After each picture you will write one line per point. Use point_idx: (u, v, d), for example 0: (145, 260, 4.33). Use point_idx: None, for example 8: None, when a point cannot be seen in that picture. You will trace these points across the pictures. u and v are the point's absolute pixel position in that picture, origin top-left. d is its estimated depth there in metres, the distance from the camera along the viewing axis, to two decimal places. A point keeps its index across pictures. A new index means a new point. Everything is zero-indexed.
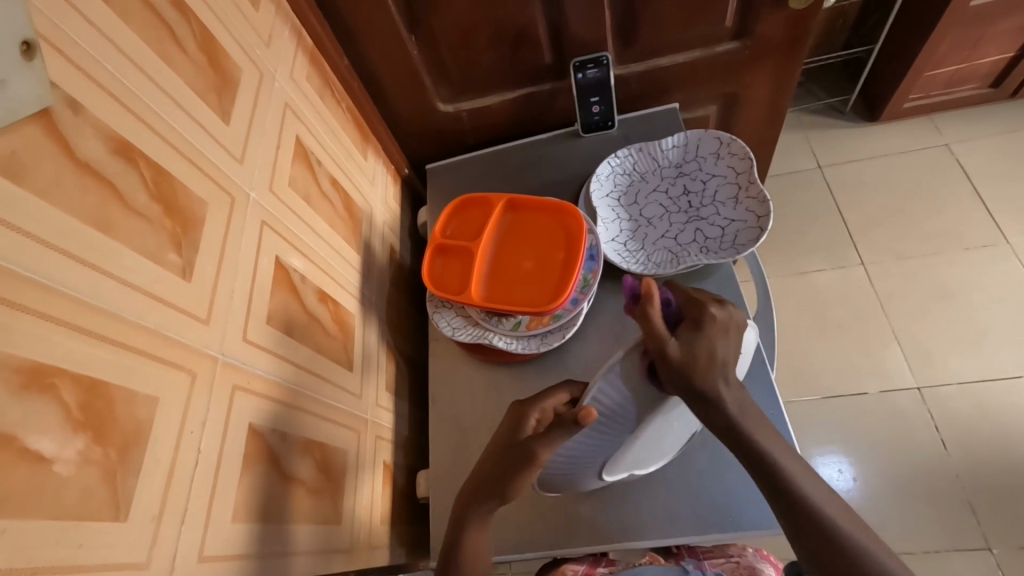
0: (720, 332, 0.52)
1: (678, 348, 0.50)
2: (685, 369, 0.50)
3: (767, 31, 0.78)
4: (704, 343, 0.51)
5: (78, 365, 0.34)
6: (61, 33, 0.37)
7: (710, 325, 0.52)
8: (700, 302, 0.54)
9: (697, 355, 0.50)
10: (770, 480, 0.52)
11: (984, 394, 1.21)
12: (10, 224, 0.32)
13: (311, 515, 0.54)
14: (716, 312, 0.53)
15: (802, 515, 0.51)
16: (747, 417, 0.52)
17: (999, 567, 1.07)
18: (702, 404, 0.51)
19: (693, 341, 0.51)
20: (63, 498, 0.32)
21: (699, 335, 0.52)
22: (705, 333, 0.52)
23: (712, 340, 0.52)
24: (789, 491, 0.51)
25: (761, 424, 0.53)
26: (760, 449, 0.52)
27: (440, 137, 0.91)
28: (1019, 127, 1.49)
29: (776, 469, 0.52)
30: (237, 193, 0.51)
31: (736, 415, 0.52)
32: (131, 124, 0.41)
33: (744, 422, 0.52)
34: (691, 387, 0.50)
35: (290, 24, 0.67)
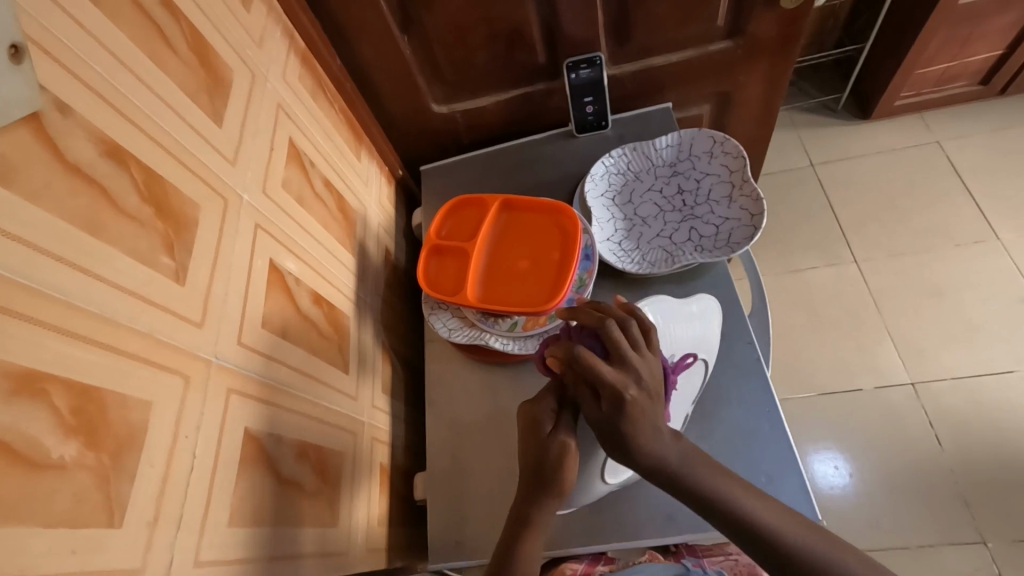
0: (644, 408, 0.52)
1: (600, 425, 0.53)
2: (609, 443, 0.53)
3: (759, 31, 0.79)
4: (630, 422, 0.52)
5: (69, 370, 0.34)
6: (50, 35, 0.37)
7: (629, 405, 0.52)
8: (611, 380, 0.52)
9: (622, 434, 0.52)
10: (725, 517, 0.51)
11: (978, 389, 1.22)
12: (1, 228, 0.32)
13: (306, 518, 0.54)
14: (631, 393, 0.52)
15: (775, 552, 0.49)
16: (690, 462, 0.53)
17: (995, 560, 1.07)
18: (635, 463, 0.53)
19: (618, 420, 0.52)
20: (55, 505, 0.32)
21: (623, 418, 0.52)
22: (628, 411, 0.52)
23: (638, 417, 0.52)
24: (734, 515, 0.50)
25: (707, 465, 0.53)
26: (709, 492, 0.51)
27: (434, 137, 0.91)
28: (1009, 124, 1.50)
29: (711, 496, 0.51)
30: (229, 195, 0.51)
31: (678, 466, 0.52)
32: (121, 126, 0.41)
33: (686, 470, 0.52)
34: (623, 454, 0.53)
35: (282, 25, 0.67)
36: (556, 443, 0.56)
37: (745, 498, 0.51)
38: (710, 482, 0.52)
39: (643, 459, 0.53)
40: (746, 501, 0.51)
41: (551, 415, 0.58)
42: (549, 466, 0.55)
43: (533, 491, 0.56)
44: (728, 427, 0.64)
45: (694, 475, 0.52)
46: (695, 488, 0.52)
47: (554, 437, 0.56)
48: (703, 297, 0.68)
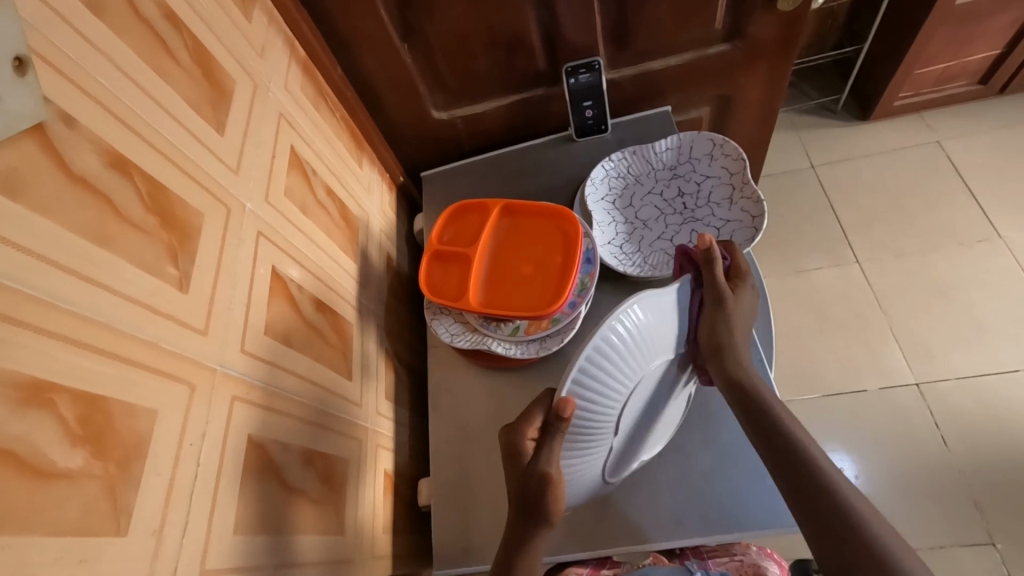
0: (750, 302, 0.64)
1: (726, 294, 0.61)
2: (732, 311, 0.60)
3: (758, 34, 0.79)
4: (745, 305, 0.63)
5: (75, 381, 0.34)
6: (55, 48, 0.37)
7: (749, 289, 0.64)
8: (744, 269, 0.65)
9: (740, 305, 0.62)
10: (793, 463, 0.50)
11: (984, 389, 1.22)
12: (9, 240, 0.32)
13: (312, 527, 0.54)
14: (750, 281, 0.64)
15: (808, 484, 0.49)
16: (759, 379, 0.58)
17: (1005, 561, 1.07)
18: (729, 360, 0.58)
19: (740, 296, 0.62)
20: (64, 514, 0.32)
21: (743, 296, 0.63)
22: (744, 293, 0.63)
23: (749, 302, 0.63)
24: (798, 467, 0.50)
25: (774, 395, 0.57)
26: (770, 413, 0.54)
27: (435, 144, 0.92)
28: (1010, 123, 1.50)
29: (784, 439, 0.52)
30: (232, 204, 0.51)
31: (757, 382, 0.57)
32: (126, 137, 0.41)
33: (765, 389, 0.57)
34: (730, 335, 0.59)
35: (283, 35, 0.67)
36: (536, 470, 0.51)
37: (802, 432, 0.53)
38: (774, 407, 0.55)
39: (729, 353, 0.59)
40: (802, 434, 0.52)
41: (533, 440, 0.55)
42: (536, 495, 0.52)
43: (526, 515, 0.53)
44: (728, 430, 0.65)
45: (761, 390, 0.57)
46: (759, 408, 0.55)
47: (536, 465, 0.52)
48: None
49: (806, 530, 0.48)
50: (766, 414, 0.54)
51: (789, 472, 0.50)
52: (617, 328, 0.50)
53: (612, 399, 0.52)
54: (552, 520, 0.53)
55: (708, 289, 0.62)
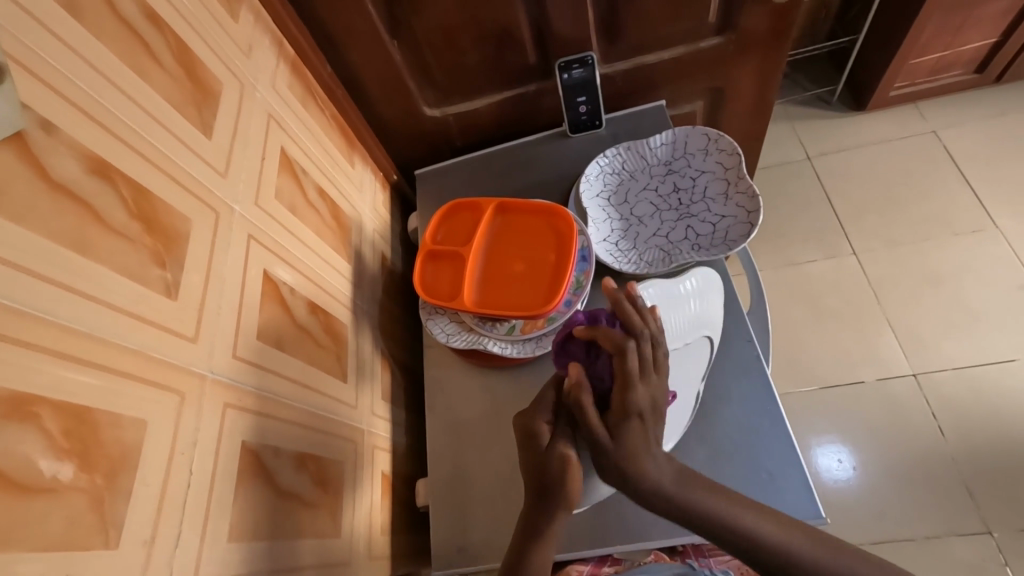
0: (646, 429, 0.53)
1: (603, 441, 0.53)
2: (612, 462, 0.52)
3: (749, 26, 0.78)
4: (635, 436, 0.53)
5: (60, 391, 0.34)
6: (31, 54, 0.36)
7: (636, 418, 0.53)
8: (625, 388, 0.53)
9: (627, 449, 0.52)
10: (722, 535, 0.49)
11: (979, 378, 1.22)
12: None
13: (306, 529, 0.53)
14: (638, 399, 0.53)
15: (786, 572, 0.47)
16: (686, 488, 0.51)
17: (1001, 551, 1.07)
18: (631, 487, 0.52)
19: (624, 433, 0.53)
20: (49, 528, 0.32)
21: (630, 431, 0.53)
22: (630, 426, 0.53)
23: (643, 430, 0.53)
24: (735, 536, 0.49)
25: (704, 489, 0.51)
26: (720, 519, 0.49)
27: (428, 141, 0.91)
28: (1005, 112, 1.50)
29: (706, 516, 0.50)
30: (220, 207, 0.50)
31: (669, 486, 0.51)
32: (108, 143, 0.41)
33: (680, 489, 0.51)
34: (620, 479, 0.52)
35: (270, 34, 0.66)
36: (554, 454, 0.55)
37: (759, 522, 0.49)
38: (718, 509, 0.50)
39: (638, 490, 0.52)
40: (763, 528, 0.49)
41: (546, 423, 0.58)
42: (553, 479, 0.54)
43: (540, 503, 0.55)
44: (727, 426, 0.64)
45: (690, 498, 0.51)
46: (692, 512, 0.50)
47: (553, 450, 0.55)
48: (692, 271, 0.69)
49: None
50: (715, 522, 0.49)
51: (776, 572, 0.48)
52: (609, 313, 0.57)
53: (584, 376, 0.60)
54: (571, 505, 0.55)
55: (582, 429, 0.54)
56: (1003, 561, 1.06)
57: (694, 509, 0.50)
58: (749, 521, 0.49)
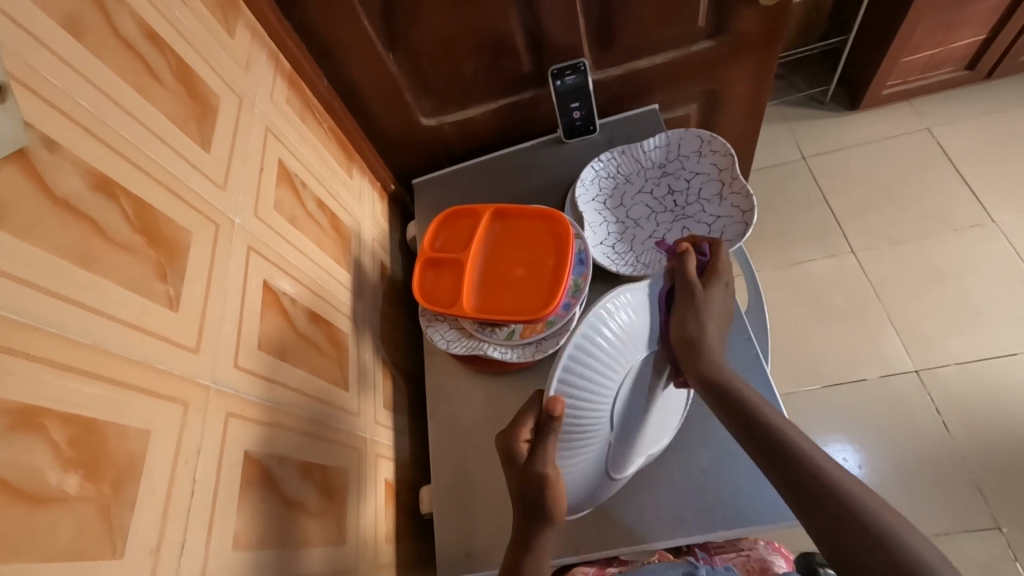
0: (726, 305, 0.65)
1: (698, 288, 0.64)
2: (698, 305, 0.63)
3: (741, 28, 0.79)
4: (717, 303, 0.64)
5: (66, 403, 0.34)
6: (34, 74, 0.37)
7: (722, 285, 0.65)
8: (722, 263, 0.66)
9: (710, 306, 0.63)
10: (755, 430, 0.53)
11: (982, 373, 1.22)
12: None
13: (314, 539, 0.54)
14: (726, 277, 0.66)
15: (794, 475, 0.48)
16: (738, 380, 0.58)
17: (1010, 546, 1.07)
18: (695, 364, 0.60)
19: (710, 295, 0.64)
20: (58, 538, 0.32)
21: (717, 291, 0.64)
22: (718, 290, 0.64)
23: (726, 298, 0.65)
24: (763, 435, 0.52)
25: (754, 393, 0.56)
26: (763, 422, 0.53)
27: (425, 151, 0.92)
28: (998, 107, 1.51)
29: (748, 409, 0.54)
30: (221, 220, 0.51)
31: (727, 373, 0.58)
32: (110, 158, 0.41)
33: (738, 384, 0.57)
34: (702, 324, 0.62)
35: (267, 49, 0.67)
36: (532, 472, 0.53)
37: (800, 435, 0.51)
38: (760, 407, 0.54)
39: (703, 347, 0.60)
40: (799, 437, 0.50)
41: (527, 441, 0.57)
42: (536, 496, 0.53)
43: (526, 518, 0.54)
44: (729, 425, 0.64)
45: (740, 392, 0.56)
46: (736, 403, 0.55)
47: (531, 466, 0.53)
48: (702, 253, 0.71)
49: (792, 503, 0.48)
50: (761, 427, 0.53)
51: (794, 479, 0.48)
52: (596, 324, 0.58)
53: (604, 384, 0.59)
54: (556, 518, 0.54)
55: (681, 283, 0.64)
56: (1012, 557, 1.06)
57: (748, 409, 0.54)
58: (790, 430, 0.51)
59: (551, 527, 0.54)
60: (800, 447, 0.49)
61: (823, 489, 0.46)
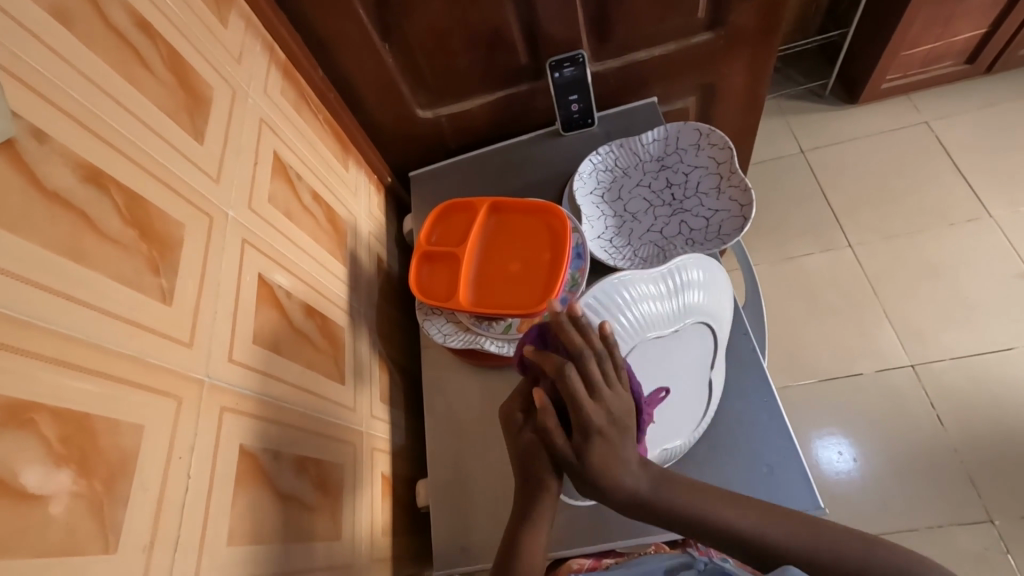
0: (616, 440, 0.51)
1: (570, 457, 0.52)
2: (584, 479, 0.52)
3: (738, 21, 0.79)
4: (603, 452, 0.51)
5: (58, 399, 0.34)
6: (22, 63, 0.37)
7: (597, 436, 0.51)
8: (581, 410, 0.51)
9: (592, 466, 0.51)
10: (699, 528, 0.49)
11: (977, 367, 1.22)
12: None
13: (307, 533, 0.53)
14: (598, 418, 0.51)
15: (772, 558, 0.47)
16: (661, 489, 0.51)
17: (1003, 539, 1.08)
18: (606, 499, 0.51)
19: (588, 452, 0.51)
20: (48, 535, 0.32)
21: (595, 447, 0.51)
22: (594, 443, 0.51)
23: (609, 442, 0.51)
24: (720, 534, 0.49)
25: (681, 489, 0.51)
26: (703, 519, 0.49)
27: (421, 144, 0.91)
28: (996, 101, 1.50)
29: (684, 515, 0.50)
30: (215, 213, 0.50)
31: (649, 495, 0.50)
32: (100, 150, 0.41)
33: (659, 498, 0.50)
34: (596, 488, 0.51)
35: (261, 39, 0.67)
36: (527, 439, 0.55)
37: (737, 513, 0.49)
38: (698, 508, 0.50)
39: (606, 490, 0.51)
40: (741, 519, 0.48)
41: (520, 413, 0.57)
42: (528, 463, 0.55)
43: (523, 489, 0.55)
44: (726, 418, 0.64)
45: (668, 499, 0.50)
46: (666, 510, 0.50)
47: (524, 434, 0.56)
48: (691, 259, 0.65)
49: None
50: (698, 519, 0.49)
51: (772, 566, 0.48)
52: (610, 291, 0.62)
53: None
54: (550, 488, 0.54)
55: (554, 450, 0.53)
56: (1004, 549, 1.07)
57: (675, 509, 0.50)
58: (729, 516, 0.49)
59: (546, 496, 0.54)
60: (753, 532, 0.48)
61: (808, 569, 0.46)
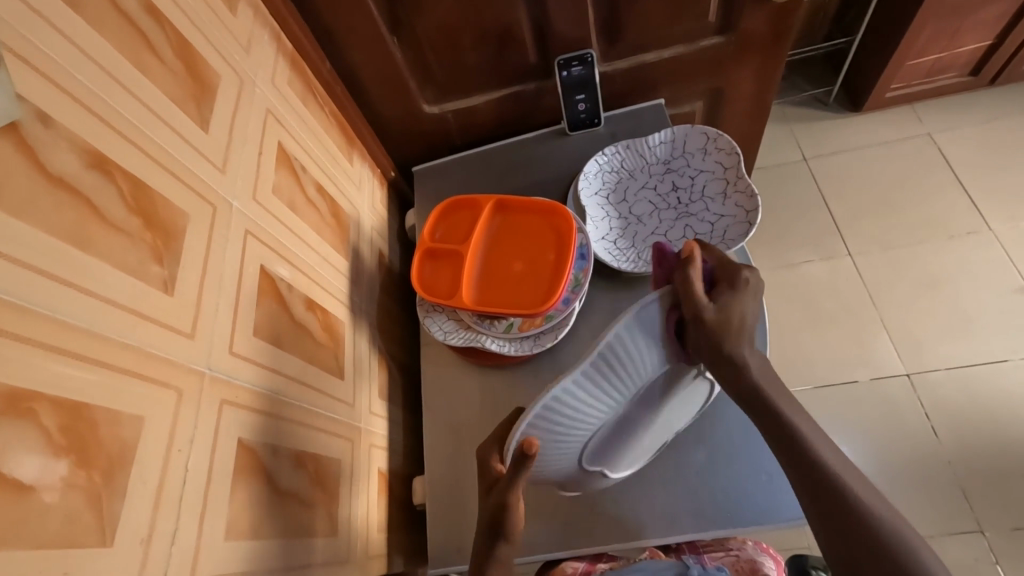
0: (751, 302, 0.49)
1: (712, 315, 0.47)
2: (718, 337, 0.47)
3: (749, 23, 0.78)
4: (741, 312, 0.48)
5: (60, 389, 0.33)
6: (30, 46, 0.36)
7: (744, 288, 0.49)
8: (734, 262, 0.50)
9: (733, 321, 0.48)
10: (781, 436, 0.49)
11: (974, 379, 1.23)
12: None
13: (303, 529, 0.53)
14: (750, 275, 0.50)
15: (825, 493, 0.47)
16: (770, 383, 0.50)
17: (992, 550, 1.09)
18: (731, 375, 0.49)
19: (732, 308, 0.48)
20: (45, 527, 0.31)
21: (739, 298, 0.48)
22: (738, 294, 0.49)
23: (747, 303, 0.49)
24: (795, 452, 0.48)
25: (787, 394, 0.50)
26: (797, 434, 0.48)
27: (426, 139, 0.90)
28: (999, 116, 1.51)
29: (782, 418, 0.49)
30: (219, 203, 0.50)
31: (762, 381, 0.49)
32: (106, 136, 0.40)
33: (768, 388, 0.49)
34: (722, 356, 0.48)
35: (269, 29, 0.66)
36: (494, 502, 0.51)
37: (826, 448, 0.49)
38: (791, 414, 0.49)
39: (734, 368, 0.48)
40: (828, 453, 0.48)
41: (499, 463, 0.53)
42: (496, 519, 0.51)
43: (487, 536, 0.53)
44: (725, 424, 0.64)
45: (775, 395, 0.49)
46: (770, 409, 0.49)
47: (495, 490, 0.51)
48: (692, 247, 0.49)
49: (818, 526, 0.48)
50: (786, 431, 0.49)
51: (822, 495, 0.47)
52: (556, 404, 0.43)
53: (566, 439, 0.48)
54: (507, 538, 0.53)
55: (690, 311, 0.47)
56: (993, 561, 1.07)
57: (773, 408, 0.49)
58: (819, 445, 0.49)
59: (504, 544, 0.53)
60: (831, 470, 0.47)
61: (857, 521, 0.45)
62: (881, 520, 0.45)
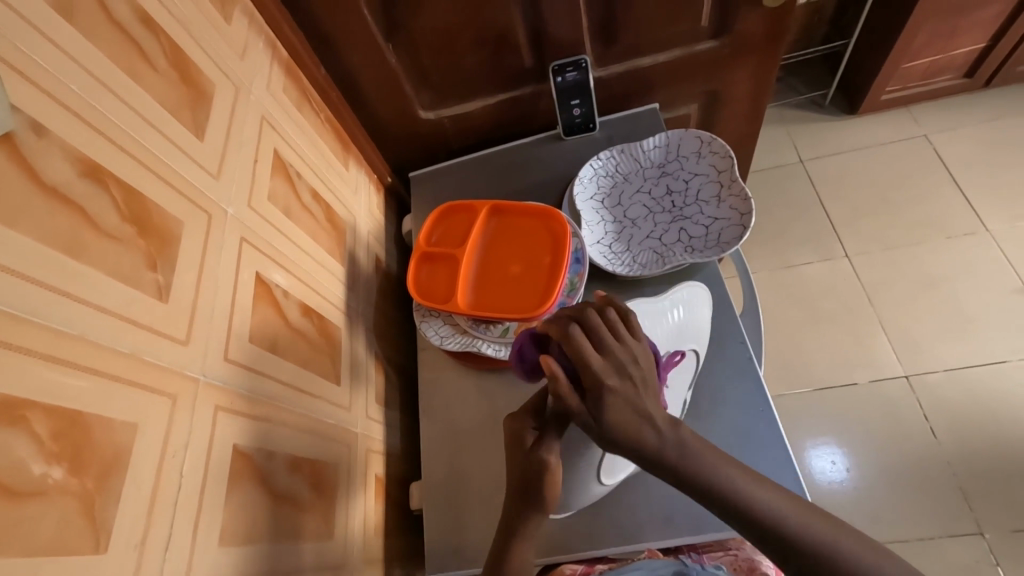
0: (631, 399, 0.49)
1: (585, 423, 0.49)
2: (601, 440, 0.49)
3: (743, 28, 0.79)
4: (618, 412, 0.49)
5: (52, 395, 0.34)
6: (23, 55, 0.36)
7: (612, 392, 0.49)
8: (596, 369, 0.49)
9: (612, 425, 0.49)
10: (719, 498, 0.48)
11: (973, 380, 1.22)
12: None
13: (299, 532, 0.53)
14: (614, 383, 0.49)
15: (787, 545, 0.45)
16: (689, 453, 0.48)
17: (993, 551, 1.08)
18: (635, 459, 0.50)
19: (602, 413, 0.49)
20: (38, 533, 0.31)
21: (608, 405, 0.49)
22: (609, 399, 0.49)
23: (624, 401, 0.49)
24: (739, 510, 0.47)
25: (709, 452, 0.49)
26: (731, 489, 0.47)
27: (423, 144, 0.91)
28: (995, 116, 1.51)
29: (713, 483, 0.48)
30: (213, 209, 0.50)
31: (677, 453, 0.48)
32: (100, 145, 0.40)
33: (686, 460, 0.48)
34: (619, 449, 0.49)
35: (265, 37, 0.66)
36: (535, 458, 0.55)
37: (766, 495, 0.47)
38: (718, 471, 0.48)
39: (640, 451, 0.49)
40: (769, 501, 0.47)
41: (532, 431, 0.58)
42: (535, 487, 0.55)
43: (518, 506, 0.56)
44: (723, 427, 0.63)
45: (696, 460, 0.48)
46: (696, 475, 0.48)
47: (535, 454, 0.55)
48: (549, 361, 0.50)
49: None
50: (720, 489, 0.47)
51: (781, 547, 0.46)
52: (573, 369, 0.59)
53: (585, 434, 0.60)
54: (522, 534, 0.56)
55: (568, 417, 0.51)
56: (994, 562, 1.07)
57: (695, 474, 0.48)
58: (758, 495, 0.47)
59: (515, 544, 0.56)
60: (781, 517, 0.46)
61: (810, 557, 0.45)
62: (835, 550, 0.45)
